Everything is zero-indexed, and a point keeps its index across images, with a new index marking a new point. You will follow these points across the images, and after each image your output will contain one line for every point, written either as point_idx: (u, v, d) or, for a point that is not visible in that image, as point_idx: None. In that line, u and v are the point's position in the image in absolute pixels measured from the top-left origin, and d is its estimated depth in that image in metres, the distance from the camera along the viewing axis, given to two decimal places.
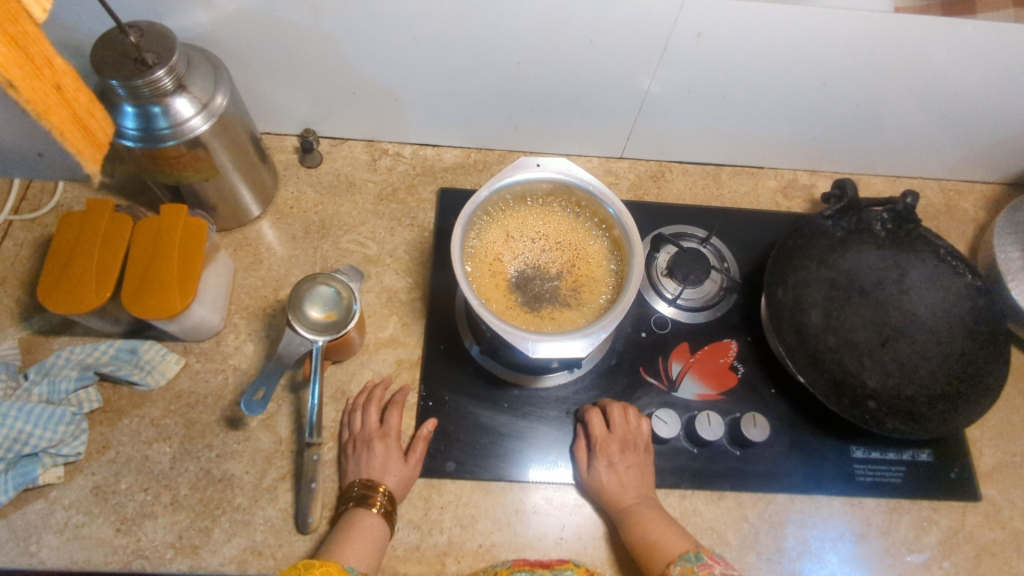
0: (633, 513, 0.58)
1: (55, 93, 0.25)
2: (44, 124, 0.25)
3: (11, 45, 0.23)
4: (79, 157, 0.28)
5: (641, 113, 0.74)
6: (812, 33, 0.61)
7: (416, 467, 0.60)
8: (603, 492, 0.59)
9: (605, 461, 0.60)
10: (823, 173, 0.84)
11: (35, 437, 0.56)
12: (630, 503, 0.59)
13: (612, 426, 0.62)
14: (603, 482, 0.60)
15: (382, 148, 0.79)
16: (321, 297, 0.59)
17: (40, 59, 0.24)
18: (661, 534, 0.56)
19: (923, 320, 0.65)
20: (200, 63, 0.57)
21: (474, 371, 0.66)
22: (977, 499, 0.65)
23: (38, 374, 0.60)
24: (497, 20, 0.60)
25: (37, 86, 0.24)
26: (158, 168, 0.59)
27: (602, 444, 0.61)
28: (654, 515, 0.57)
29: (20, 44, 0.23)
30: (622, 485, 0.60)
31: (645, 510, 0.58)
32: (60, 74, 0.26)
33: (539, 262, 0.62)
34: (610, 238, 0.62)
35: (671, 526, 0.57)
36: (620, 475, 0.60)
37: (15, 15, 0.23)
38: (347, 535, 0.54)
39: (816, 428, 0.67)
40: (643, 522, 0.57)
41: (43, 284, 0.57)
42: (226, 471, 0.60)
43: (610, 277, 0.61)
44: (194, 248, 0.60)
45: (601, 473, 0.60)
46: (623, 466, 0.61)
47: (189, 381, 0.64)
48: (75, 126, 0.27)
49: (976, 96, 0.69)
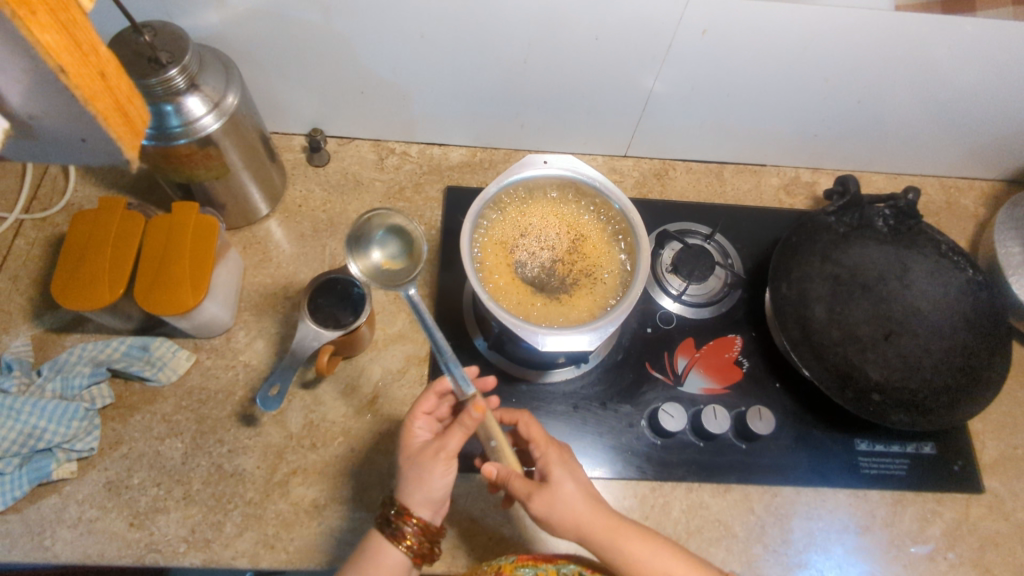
0: (619, 544, 0.50)
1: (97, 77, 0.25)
2: (93, 111, 0.25)
3: (60, 33, 0.23)
4: (120, 143, 0.28)
5: (646, 112, 0.75)
6: (815, 32, 0.61)
7: (433, 468, 0.52)
8: (577, 525, 0.50)
9: (565, 483, 0.52)
10: (824, 171, 0.85)
11: (49, 432, 0.56)
12: (609, 530, 0.51)
13: (546, 447, 0.54)
14: (576, 509, 0.50)
15: (389, 147, 0.79)
16: (389, 250, 0.65)
17: (86, 45, 0.25)
18: (660, 563, 0.50)
19: (925, 314, 0.66)
20: (212, 62, 0.58)
21: (481, 367, 0.67)
22: (980, 492, 0.66)
23: (52, 371, 0.60)
24: (504, 21, 0.61)
25: (85, 73, 0.24)
26: (171, 167, 0.60)
27: (552, 463, 0.52)
28: (637, 539, 0.51)
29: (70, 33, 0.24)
30: (593, 505, 0.51)
31: (626, 532, 0.51)
32: (106, 63, 0.26)
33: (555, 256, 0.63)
34: (620, 231, 0.63)
35: (660, 547, 0.51)
36: (586, 494, 0.52)
37: (65, 3, 0.23)
38: (363, 559, 0.51)
39: (820, 422, 0.68)
40: (634, 552, 0.50)
41: (58, 282, 0.58)
42: (237, 466, 0.61)
43: (619, 270, 0.62)
44: (205, 245, 0.60)
45: (569, 501, 0.51)
46: (581, 484, 0.52)
47: (200, 377, 0.64)
48: (120, 114, 0.27)
49: (975, 94, 0.70)
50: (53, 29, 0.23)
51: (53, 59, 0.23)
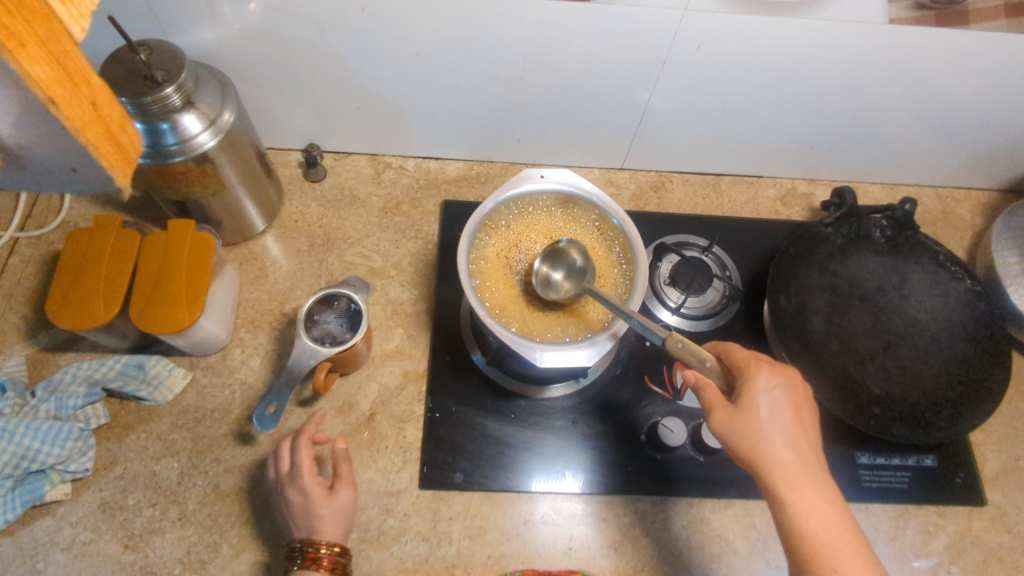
0: (795, 488, 0.44)
1: (93, 110, 0.21)
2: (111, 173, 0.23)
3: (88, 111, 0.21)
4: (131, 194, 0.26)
5: (642, 124, 0.75)
6: (809, 45, 0.62)
7: (347, 499, 0.55)
8: (761, 453, 0.44)
9: (785, 411, 0.46)
10: (821, 182, 0.85)
11: (43, 453, 0.55)
12: (796, 468, 0.44)
13: (777, 373, 0.48)
14: (770, 438, 0.45)
15: (385, 161, 0.79)
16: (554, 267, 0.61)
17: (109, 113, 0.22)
18: (830, 522, 0.43)
19: (924, 325, 0.65)
20: (208, 80, 0.58)
21: (479, 382, 0.67)
22: (983, 504, 0.66)
23: (46, 391, 0.60)
24: (499, 36, 0.61)
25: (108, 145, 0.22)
26: (166, 185, 0.60)
27: (760, 383, 0.47)
28: (819, 491, 0.44)
29: (61, 61, 0.20)
30: (793, 440, 0.45)
31: (811, 481, 0.44)
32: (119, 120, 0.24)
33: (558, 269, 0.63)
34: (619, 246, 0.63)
35: (838, 507, 0.44)
36: (797, 428, 0.46)
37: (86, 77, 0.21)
38: None
39: (821, 434, 0.67)
40: (807, 501, 0.43)
41: (52, 302, 0.57)
42: (233, 485, 0.60)
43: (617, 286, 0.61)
44: (202, 263, 0.60)
45: (772, 427, 0.45)
46: (800, 419, 0.46)
47: (195, 396, 0.64)
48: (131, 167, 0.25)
49: (970, 105, 0.71)
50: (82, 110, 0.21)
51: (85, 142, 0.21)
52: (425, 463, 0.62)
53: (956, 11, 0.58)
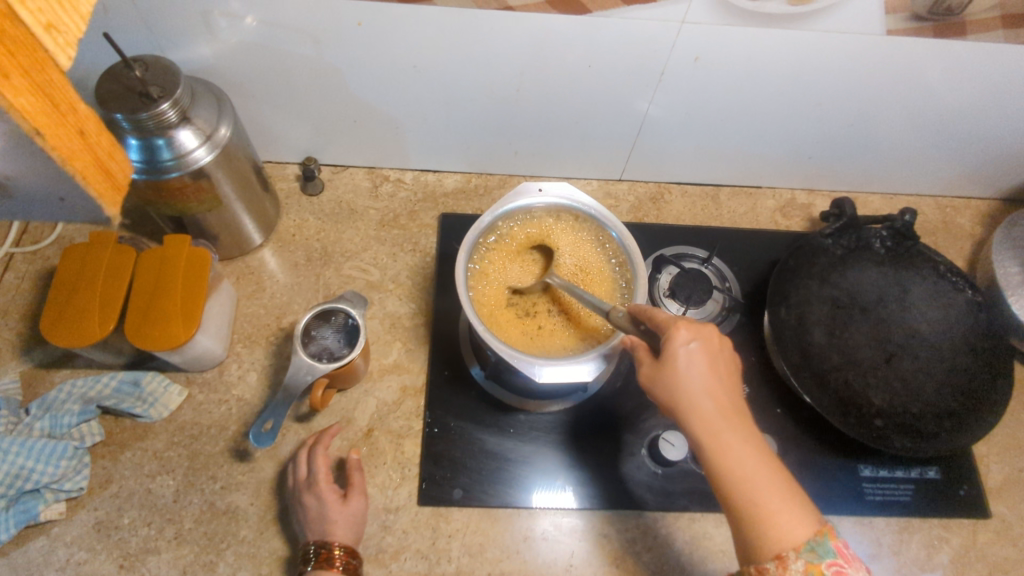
0: (714, 432, 0.42)
1: (84, 141, 0.19)
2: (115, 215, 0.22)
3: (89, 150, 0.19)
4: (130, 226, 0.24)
5: (641, 135, 0.74)
6: (807, 56, 0.61)
7: (360, 505, 0.57)
8: (681, 397, 0.43)
9: (702, 358, 0.44)
10: (820, 192, 0.85)
11: (37, 472, 0.55)
12: (714, 411, 0.42)
13: (695, 325, 0.46)
14: (686, 383, 0.43)
15: (383, 174, 0.79)
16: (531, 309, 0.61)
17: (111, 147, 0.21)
18: (753, 463, 0.41)
19: (925, 337, 0.65)
20: (204, 94, 0.57)
21: (478, 396, 0.66)
22: (987, 517, 0.65)
23: (40, 409, 0.59)
24: (496, 50, 0.61)
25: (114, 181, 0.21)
26: (162, 201, 0.59)
27: (679, 333, 0.45)
28: (741, 433, 0.42)
29: (47, 92, 0.17)
30: (710, 386, 0.43)
31: (733, 424, 0.42)
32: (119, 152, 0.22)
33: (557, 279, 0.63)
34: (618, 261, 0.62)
35: (763, 449, 0.42)
36: (714, 374, 0.44)
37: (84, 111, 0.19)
38: None
39: (823, 447, 0.67)
40: (728, 445, 0.41)
41: (46, 319, 0.57)
42: (229, 503, 0.59)
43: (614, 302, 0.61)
44: (197, 280, 0.59)
45: (687, 373, 0.43)
46: (719, 368, 0.44)
47: (192, 412, 0.63)
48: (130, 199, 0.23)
49: (969, 115, 0.70)
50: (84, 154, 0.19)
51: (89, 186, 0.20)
52: (423, 479, 0.62)
53: (952, 23, 0.58)
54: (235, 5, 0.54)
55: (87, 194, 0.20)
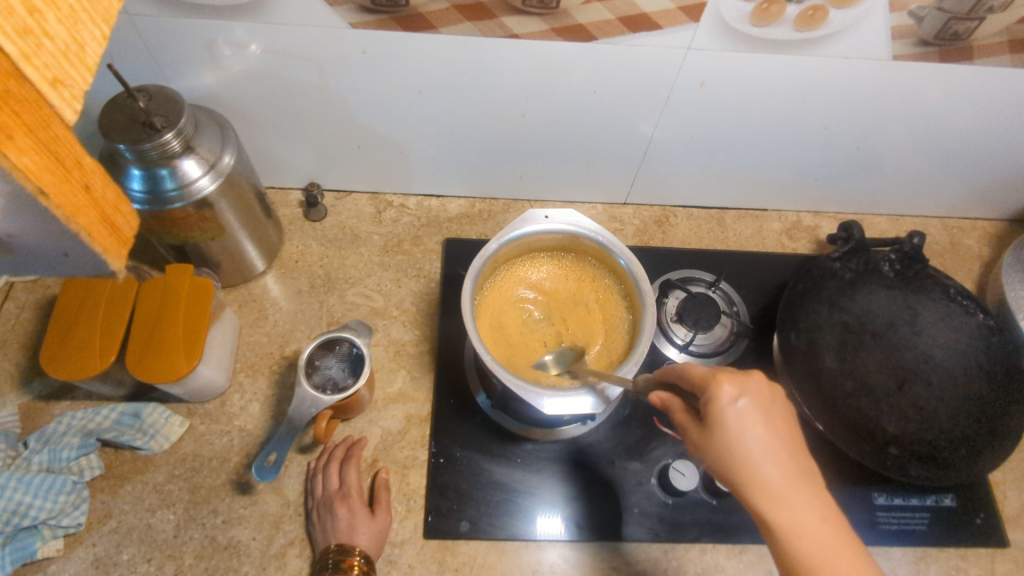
0: (778, 510, 0.35)
1: (89, 197, 0.18)
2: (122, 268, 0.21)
3: (92, 204, 0.18)
4: None
5: (645, 159, 0.74)
6: (813, 79, 0.61)
7: (386, 521, 0.58)
8: (736, 467, 0.36)
9: (756, 418, 0.37)
10: (826, 215, 0.84)
11: (34, 508, 0.54)
12: (778, 479, 0.36)
13: (738, 375, 0.38)
14: (743, 449, 0.36)
15: (387, 200, 0.79)
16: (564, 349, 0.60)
17: (116, 197, 0.20)
18: (827, 539, 0.35)
19: (938, 362, 0.64)
20: (208, 123, 0.57)
21: (484, 425, 0.65)
22: (1005, 545, 0.64)
23: (38, 443, 0.58)
24: (500, 77, 0.60)
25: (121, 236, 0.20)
26: (164, 230, 0.59)
27: (724, 389, 0.37)
28: (809, 507, 0.35)
29: (52, 149, 0.17)
30: (773, 452, 0.36)
31: (798, 494, 0.36)
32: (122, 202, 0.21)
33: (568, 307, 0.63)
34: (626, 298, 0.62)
35: (835, 522, 0.35)
36: (771, 433, 0.37)
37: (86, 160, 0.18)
38: None
39: (836, 475, 0.66)
40: (795, 521, 0.35)
41: (47, 351, 0.56)
42: (232, 538, 0.58)
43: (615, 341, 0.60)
44: (200, 309, 0.59)
45: (743, 437, 0.36)
46: (778, 427, 0.37)
47: (193, 444, 0.62)
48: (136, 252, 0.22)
49: (975, 138, 0.70)
50: (85, 206, 0.18)
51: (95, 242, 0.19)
52: (429, 512, 0.60)
53: (959, 48, 0.57)
54: (240, 34, 0.54)
55: (92, 251, 0.19)
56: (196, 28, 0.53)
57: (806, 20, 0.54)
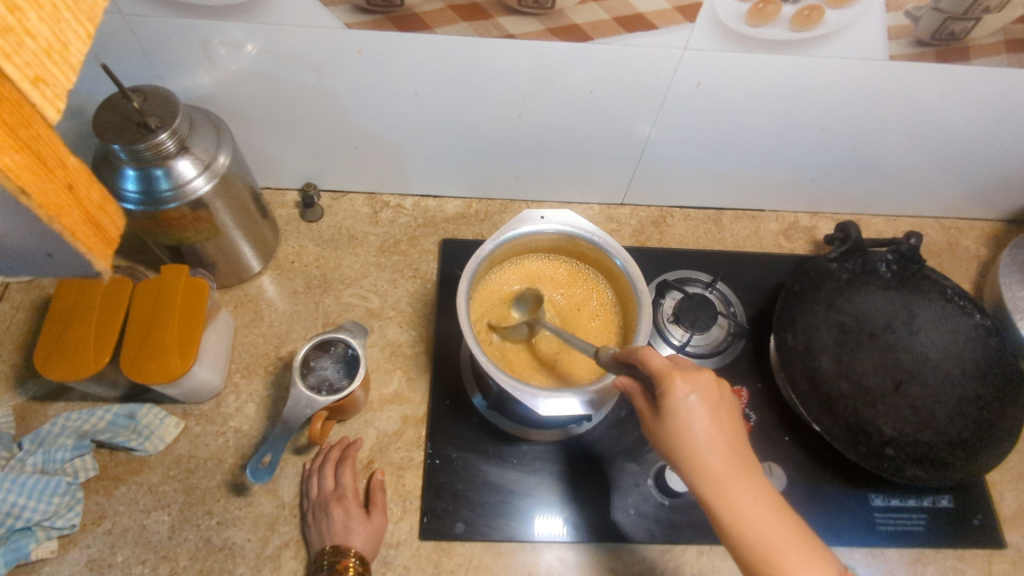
0: (718, 491, 0.39)
1: (72, 196, 0.18)
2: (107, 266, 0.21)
3: (73, 202, 0.18)
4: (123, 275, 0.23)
5: (642, 159, 0.74)
6: (808, 80, 0.61)
7: (382, 521, 0.58)
8: (680, 452, 0.40)
9: (701, 410, 0.40)
10: (823, 215, 0.84)
11: (28, 510, 0.54)
12: (719, 464, 0.39)
13: (690, 372, 0.42)
14: (688, 435, 0.40)
15: (383, 200, 0.79)
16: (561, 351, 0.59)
17: (99, 196, 0.20)
18: (770, 523, 0.37)
19: (935, 363, 0.64)
20: (204, 123, 0.57)
21: (480, 426, 0.65)
22: (1003, 546, 0.64)
23: (33, 444, 0.58)
24: (495, 78, 0.60)
25: (105, 236, 0.20)
26: (159, 230, 0.59)
27: (677, 384, 0.41)
28: (748, 491, 0.38)
29: (34, 149, 0.17)
30: (715, 442, 0.40)
31: (738, 479, 0.39)
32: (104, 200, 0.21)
33: (564, 308, 0.63)
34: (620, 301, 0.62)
35: (777, 506, 0.38)
36: (716, 424, 0.40)
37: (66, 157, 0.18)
38: None
39: (833, 476, 0.65)
40: (737, 504, 0.38)
41: (41, 352, 0.56)
42: (227, 539, 0.58)
43: (608, 343, 0.61)
44: (195, 310, 0.59)
45: (689, 428, 0.40)
46: (723, 420, 0.41)
47: (188, 444, 0.62)
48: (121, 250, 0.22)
49: (973, 138, 0.70)
50: (66, 204, 0.18)
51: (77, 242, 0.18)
52: (425, 513, 0.60)
53: (955, 48, 0.57)
54: (235, 34, 0.54)
55: (75, 252, 0.19)
56: (191, 28, 0.53)
57: (802, 20, 0.54)
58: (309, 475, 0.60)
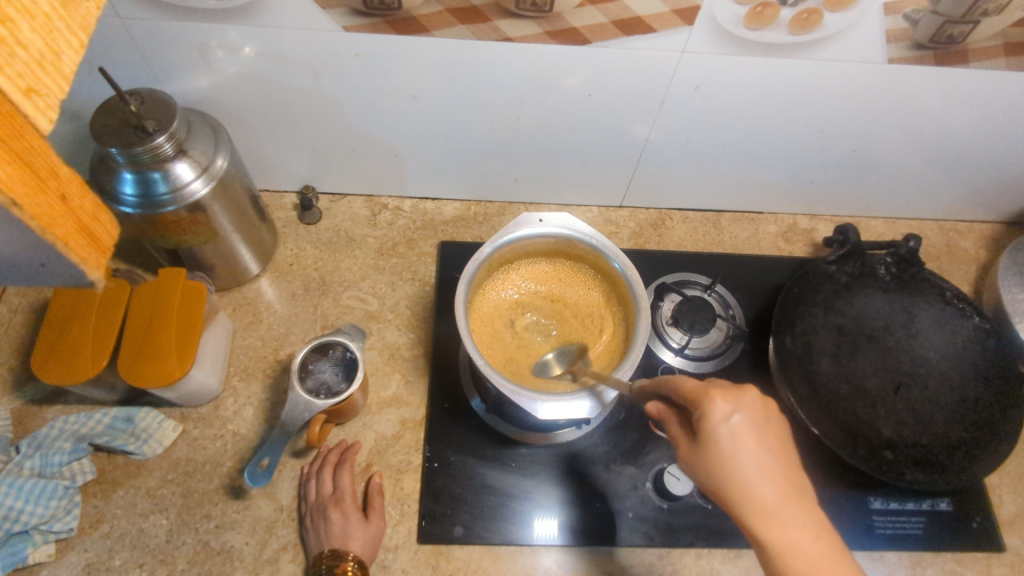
0: (768, 526, 0.35)
1: (64, 207, 0.18)
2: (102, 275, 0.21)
3: (65, 212, 0.18)
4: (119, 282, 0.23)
5: (641, 161, 0.74)
6: (807, 83, 0.61)
7: (380, 525, 0.58)
8: (724, 483, 0.36)
9: (747, 435, 0.37)
10: (822, 217, 0.84)
11: (26, 514, 0.54)
12: (771, 495, 0.36)
13: (732, 392, 0.38)
14: (735, 466, 0.36)
15: (382, 203, 0.79)
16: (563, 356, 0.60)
17: (93, 205, 0.19)
18: (817, 556, 0.34)
19: (933, 366, 0.64)
20: (200, 125, 0.57)
21: (478, 429, 0.65)
22: (1001, 550, 0.64)
23: (30, 447, 0.58)
24: (493, 80, 0.60)
25: (97, 247, 0.20)
26: (157, 233, 0.59)
27: (718, 405, 0.37)
28: (802, 521, 0.35)
29: (25, 159, 0.17)
30: (765, 469, 0.36)
31: (788, 509, 0.35)
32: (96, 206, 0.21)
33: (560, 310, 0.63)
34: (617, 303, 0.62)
35: (828, 536, 0.35)
36: (764, 450, 0.37)
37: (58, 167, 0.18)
38: None
39: (832, 480, 0.65)
40: (788, 539, 0.35)
41: (38, 355, 0.56)
42: (224, 543, 0.58)
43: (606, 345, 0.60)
44: (193, 313, 0.58)
45: (736, 457, 0.36)
46: (769, 445, 0.37)
47: (187, 448, 0.62)
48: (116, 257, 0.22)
49: (972, 140, 0.70)
50: (57, 214, 0.18)
51: (71, 253, 0.18)
52: (423, 517, 0.60)
53: (954, 51, 0.57)
54: (233, 37, 0.54)
55: (68, 262, 0.19)
56: (187, 31, 0.53)
57: (800, 23, 0.54)
58: (306, 479, 0.60)
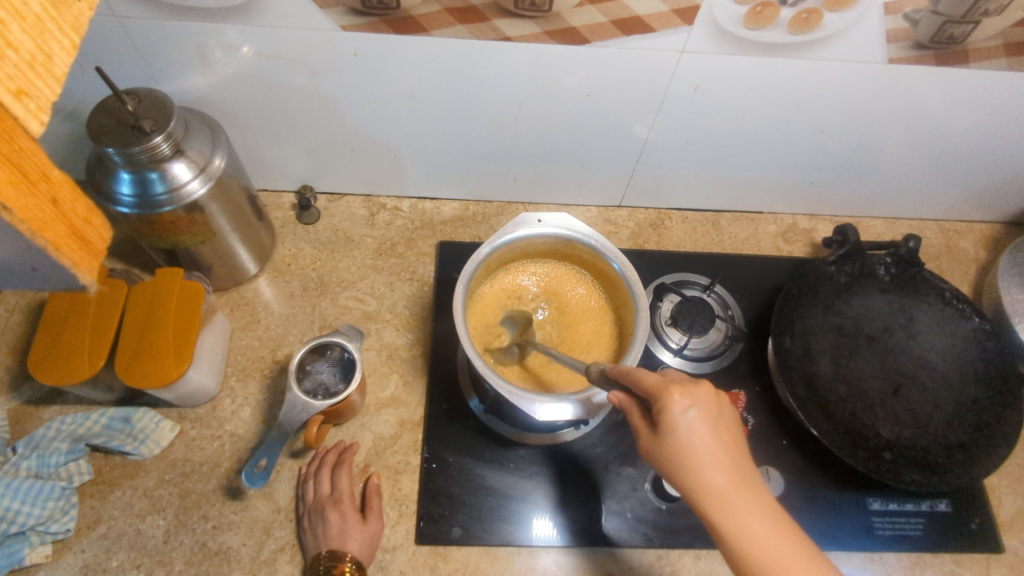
0: (721, 516, 0.35)
1: (56, 210, 0.18)
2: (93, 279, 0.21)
3: (56, 216, 0.18)
4: None
5: (640, 161, 0.73)
6: (806, 83, 0.61)
7: (379, 525, 0.58)
8: (680, 471, 0.36)
9: (703, 426, 0.36)
10: (822, 217, 0.84)
11: (22, 515, 0.53)
12: (721, 484, 0.35)
13: (689, 386, 0.38)
14: (690, 454, 0.36)
15: (380, 202, 0.78)
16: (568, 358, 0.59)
17: (84, 208, 0.19)
18: (767, 541, 0.34)
19: (933, 367, 0.64)
20: (198, 125, 0.56)
21: (477, 430, 0.64)
22: (1001, 551, 0.64)
23: (27, 448, 0.58)
24: (492, 81, 0.60)
25: (87, 251, 0.19)
26: (153, 233, 0.58)
27: (674, 399, 0.37)
28: (753, 508, 0.35)
29: (15, 162, 0.17)
30: (717, 458, 0.36)
31: (741, 498, 0.35)
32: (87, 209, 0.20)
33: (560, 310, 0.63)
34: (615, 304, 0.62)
35: (780, 521, 0.35)
36: (717, 441, 0.36)
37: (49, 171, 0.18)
38: None
39: (831, 480, 0.65)
40: (739, 524, 0.34)
41: (35, 355, 0.56)
42: (222, 543, 0.58)
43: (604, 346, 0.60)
44: (190, 313, 0.58)
45: (692, 446, 0.36)
46: (723, 435, 0.37)
47: (184, 448, 0.61)
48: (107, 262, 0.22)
49: (972, 141, 0.70)
50: (48, 217, 0.18)
51: (64, 257, 0.18)
52: (422, 517, 0.60)
53: (954, 51, 0.57)
54: (232, 36, 0.53)
55: (60, 265, 0.18)
56: (185, 30, 0.52)
57: (799, 23, 0.53)
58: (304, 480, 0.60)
